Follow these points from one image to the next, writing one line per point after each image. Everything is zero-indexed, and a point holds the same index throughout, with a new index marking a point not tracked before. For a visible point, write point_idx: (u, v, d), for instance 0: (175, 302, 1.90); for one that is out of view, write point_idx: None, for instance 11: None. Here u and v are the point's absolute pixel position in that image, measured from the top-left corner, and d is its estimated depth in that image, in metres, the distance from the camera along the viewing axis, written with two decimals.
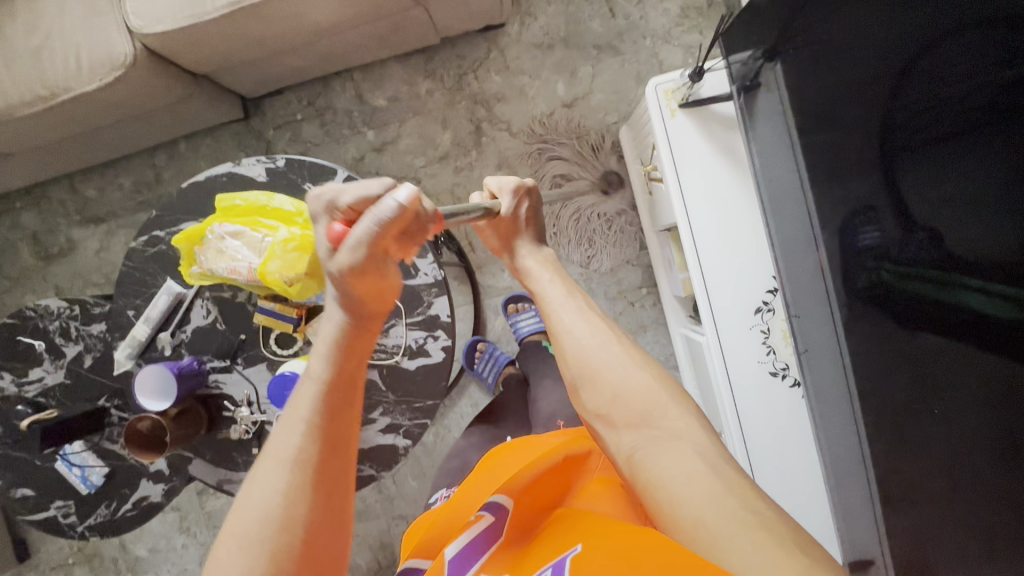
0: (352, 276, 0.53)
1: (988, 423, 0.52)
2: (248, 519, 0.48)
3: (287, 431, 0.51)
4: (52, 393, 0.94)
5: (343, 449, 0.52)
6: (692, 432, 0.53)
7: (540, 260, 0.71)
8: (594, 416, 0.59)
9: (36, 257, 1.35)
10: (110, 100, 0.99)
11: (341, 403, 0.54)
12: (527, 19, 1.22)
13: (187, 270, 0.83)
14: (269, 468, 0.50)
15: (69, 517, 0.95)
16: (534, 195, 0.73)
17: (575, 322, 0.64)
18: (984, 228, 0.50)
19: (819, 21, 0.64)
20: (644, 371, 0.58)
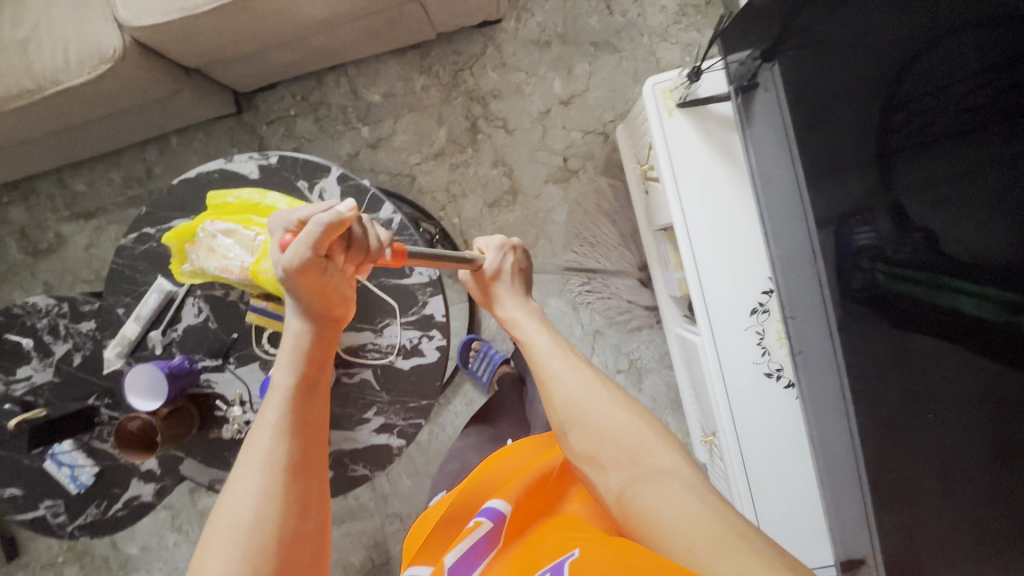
0: (297, 280, 0.59)
1: (980, 422, 0.55)
2: (225, 524, 0.51)
3: (256, 438, 0.56)
4: (41, 391, 0.93)
5: (310, 450, 0.57)
6: (679, 469, 0.54)
7: (526, 311, 0.74)
8: (581, 459, 0.58)
9: (24, 253, 1.33)
10: (99, 94, 0.97)
11: (305, 406, 0.59)
12: (524, 15, 1.20)
13: (178, 268, 0.83)
14: (243, 474, 0.54)
15: (59, 517, 0.94)
16: (520, 252, 0.79)
17: (563, 369, 0.65)
18: (985, 230, 0.52)
19: (819, 22, 0.64)
20: (629, 412, 0.60)
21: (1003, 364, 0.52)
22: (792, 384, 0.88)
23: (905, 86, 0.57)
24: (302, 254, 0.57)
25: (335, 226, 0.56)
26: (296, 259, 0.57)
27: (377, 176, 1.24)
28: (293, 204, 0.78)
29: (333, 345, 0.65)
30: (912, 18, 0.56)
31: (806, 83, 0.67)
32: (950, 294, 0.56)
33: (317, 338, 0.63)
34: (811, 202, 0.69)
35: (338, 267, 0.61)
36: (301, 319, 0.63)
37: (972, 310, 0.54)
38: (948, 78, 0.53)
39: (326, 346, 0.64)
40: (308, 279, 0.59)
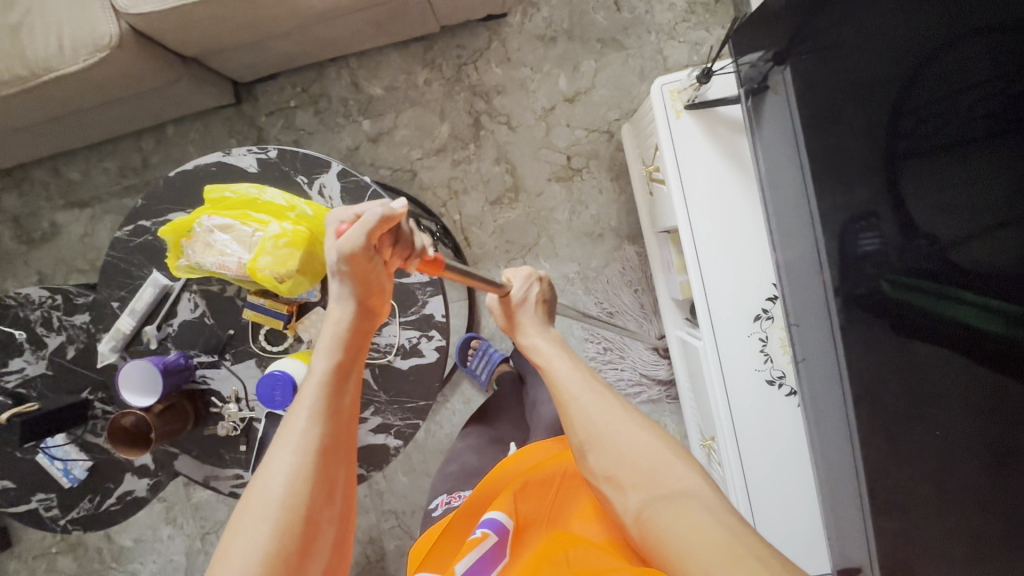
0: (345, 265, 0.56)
1: (981, 431, 0.55)
2: (256, 502, 0.48)
3: (291, 418, 0.53)
4: (33, 384, 0.92)
5: (343, 436, 0.54)
6: (701, 491, 0.52)
7: (548, 338, 0.71)
8: (600, 479, 0.56)
9: (18, 241, 1.31)
10: (94, 81, 0.95)
11: (340, 393, 0.56)
12: (530, 9, 1.18)
13: (173, 263, 0.81)
14: (276, 454, 0.51)
15: (51, 510, 0.93)
16: (545, 282, 0.76)
17: (583, 393, 0.62)
18: (990, 241, 0.52)
19: (831, 26, 0.62)
20: (649, 432, 0.58)
21: (998, 373, 0.53)
22: (794, 393, 0.87)
23: (917, 91, 0.56)
24: (355, 241, 0.54)
25: (388, 219, 0.55)
26: (349, 245, 0.54)
27: (377, 171, 1.23)
28: (292, 200, 0.77)
29: (369, 336, 0.62)
30: (923, 21, 0.54)
31: (816, 88, 0.65)
32: (951, 304, 0.56)
33: (356, 327, 0.60)
34: (817, 208, 0.68)
35: (384, 261, 0.59)
36: (345, 305, 0.60)
37: (970, 320, 0.54)
38: (962, 84, 0.52)
39: (363, 338, 0.61)
40: (355, 267, 0.57)
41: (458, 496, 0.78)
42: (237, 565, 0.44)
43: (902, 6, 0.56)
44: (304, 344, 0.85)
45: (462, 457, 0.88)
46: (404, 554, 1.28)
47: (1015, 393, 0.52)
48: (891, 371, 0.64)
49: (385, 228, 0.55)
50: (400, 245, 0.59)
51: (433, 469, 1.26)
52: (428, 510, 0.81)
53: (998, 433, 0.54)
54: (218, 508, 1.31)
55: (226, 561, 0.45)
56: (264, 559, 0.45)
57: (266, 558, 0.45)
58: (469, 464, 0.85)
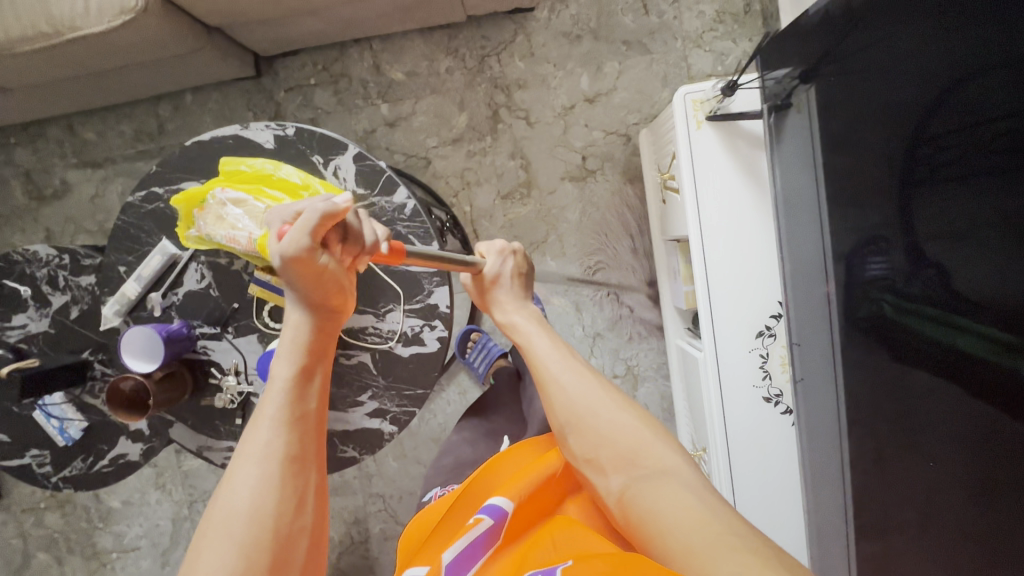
0: (288, 267, 0.56)
1: (969, 462, 0.56)
2: (222, 515, 0.50)
3: (256, 431, 0.56)
4: (36, 341, 0.92)
5: (307, 441, 0.57)
6: (678, 469, 0.54)
7: (526, 316, 0.73)
8: (580, 462, 0.58)
9: (28, 197, 1.31)
10: (117, 43, 0.94)
11: (304, 399, 0.59)
12: (558, 5, 1.17)
13: (184, 233, 0.81)
14: (242, 466, 0.54)
15: (44, 467, 0.94)
16: (520, 255, 0.78)
17: (563, 372, 0.64)
18: (988, 274, 0.52)
19: (860, 50, 0.62)
20: (628, 413, 0.60)
21: (998, 411, 0.53)
22: (789, 411, 0.87)
23: (934, 120, 0.56)
24: (294, 240, 0.55)
25: (330, 216, 0.55)
26: (295, 246, 0.55)
27: (392, 156, 1.23)
28: (308, 179, 0.77)
29: (332, 335, 0.65)
30: (953, 44, 0.53)
31: (840, 107, 0.66)
32: (947, 329, 0.56)
33: (317, 333, 0.63)
34: (829, 228, 0.70)
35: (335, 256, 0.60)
36: (302, 312, 0.62)
37: (967, 347, 0.55)
38: (976, 119, 0.52)
39: (327, 338, 0.64)
40: (302, 268, 0.57)
41: (451, 488, 0.79)
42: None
43: (926, 30, 0.55)
44: None
45: (456, 449, 0.88)
46: (388, 538, 1.29)
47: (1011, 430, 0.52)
48: (891, 399, 0.65)
49: (328, 225, 0.56)
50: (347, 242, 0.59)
51: (423, 457, 1.27)
52: (420, 501, 0.82)
53: (993, 466, 0.54)
54: (208, 477, 1.32)
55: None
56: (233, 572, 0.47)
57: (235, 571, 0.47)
58: (463, 458, 0.86)
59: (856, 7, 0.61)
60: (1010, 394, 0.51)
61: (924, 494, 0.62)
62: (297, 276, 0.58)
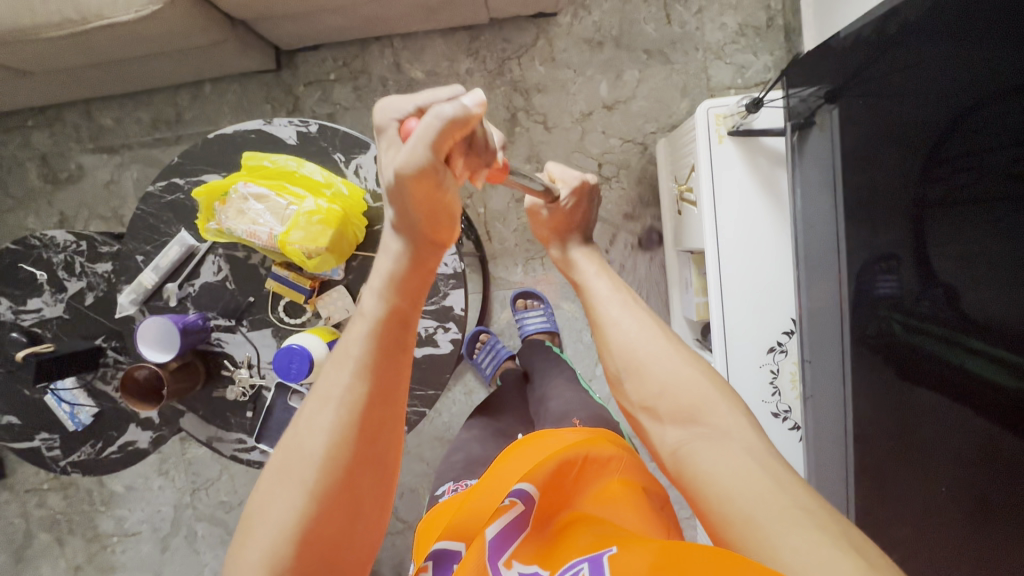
0: (407, 185, 0.46)
1: (969, 483, 0.57)
2: (296, 455, 0.47)
3: (337, 370, 0.50)
4: (49, 325, 0.93)
5: (390, 391, 0.50)
6: (741, 431, 0.52)
7: (587, 256, 0.72)
8: (637, 408, 0.59)
9: (43, 179, 1.31)
10: (142, 33, 0.95)
11: (393, 344, 0.52)
12: (581, 11, 1.18)
13: (204, 225, 0.82)
14: (318, 407, 0.49)
15: (53, 451, 0.95)
16: (590, 185, 0.73)
17: (622, 316, 0.63)
18: (992, 297, 0.53)
19: (888, 72, 0.62)
20: (692, 367, 0.57)
21: (1000, 425, 0.53)
22: (797, 427, 0.88)
23: (951, 143, 0.56)
24: (419, 154, 0.44)
25: (458, 124, 0.43)
26: (413, 159, 0.44)
27: None
28: (330, 177, 0.78)
29: (431, 272, 0.55)
30: (980, 62, 0.52)
31: (864, 128, 0.66)
32: (957, 349, 0.57)
33: (413, 266, 0.54)
34: (844, 247, 0.71)
35: (456, 173, 0.49)
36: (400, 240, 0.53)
37: (977, 368, 0.55)
38: (988, 144, 0.52)
39: (423, 275, 0.55)
40: (420, 187, 0.46)
41: (465, 484, 0.77)
42: (276, 521, 0.45)
43: (947, 51, 0.55)
44: (322, 320, 0.85)
45: (466, 447, 0.88)
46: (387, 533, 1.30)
47: (1009, 445, 0.52)
48: (894, 417, 0.66)
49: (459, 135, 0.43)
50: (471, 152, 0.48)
51: (426, 454, 1.28)
52: (431, 497, 0.82)
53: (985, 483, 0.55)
54: (211, 466, 1.33)
55: (267, 513, 0.46)
56: (302, 519, 0.45)
57: (305, 518, 0.45)
58: (474, 454, 0.86)
59: (890, 31, 0.61)
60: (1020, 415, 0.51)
61: (924, 515, 0.62)
62: (411, 196, 0.47)
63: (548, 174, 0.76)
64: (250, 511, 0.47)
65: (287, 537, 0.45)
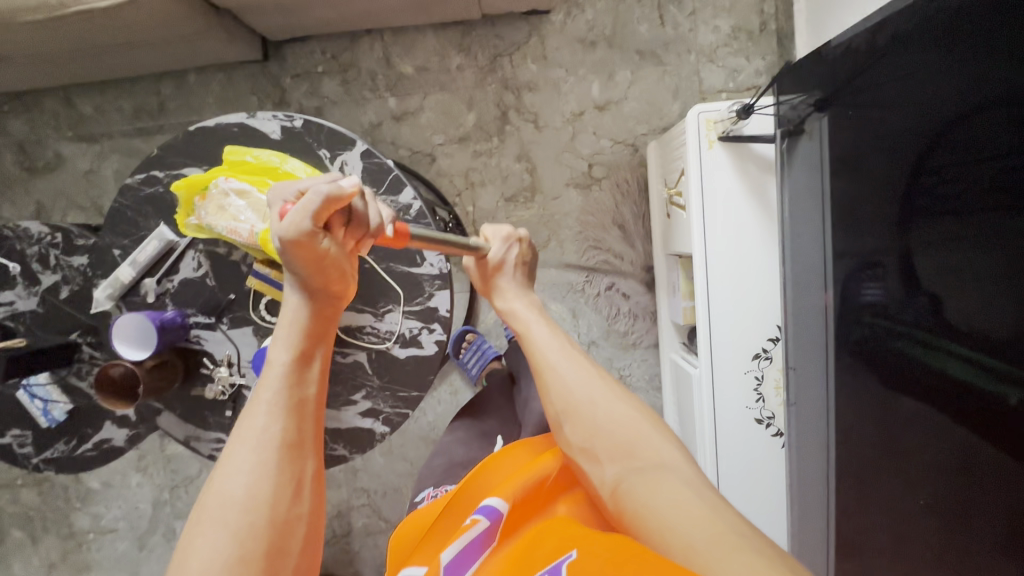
0: (291, 250, 0.58)
1: (945, 489, 0.57)
2: (217, 500, 0.53)
3: (253, 415, 0.58)
4: (22, 319, 0.90)
5: (303, 427, 0.59)
6: (675, 465, 0.55)
7: (526, 304, 0.75)
8: (575, 451, 0.60)
9: (19, 167, 1.27)
10: (123, 20, 0.92)
11: (302, 385, 0.61)
12: (574, 10, 1.16)
13: (183, 220, 0.80)
14: (238, 451, 0.56)
15: (25, 447, 0.92)
16: (525, 244, 0.79)
17: (562, 363, 0.67)
18: (973, 302, 0.52)
19: (879, 82, 0.62)
20: (627, 406, 0.62)
21: (979, 437, 0.52)
22: (780, 433, 0.89)
23: (938, 153, 0.55)
24: (300, 225, 0.57)
25: (331, 202, 0.56)
26: (294, 228, 0.57)
27: (397, 151, 1.21)
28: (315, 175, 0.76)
29: (330, 319, 0.66)
30: (964, 73, 0.51)
31: (853, 137, 0.67)
32: (942, 357, 0.56)
33: (315, 314, 0.65)
34: (831, 252, 0.71)
35: (334, 241, 0.61)
36: (302, 296, 0.64)
37: (961, 375, 0.54)
38: (978, 154, 0.51)
39: (325, 322, 0.66)
40: (303, 251, 0.59)
41: (444, 490, 0.80)
42: (202, 565, 0.49)
43: (937, 59, 0.54)
44: None
45: (449, 451, 0.89)
46: (370, 533, 1.29)
47: (986, 455, 0.52)
48: (875, 423, 0.66)
49: (332, 209, 0.57)
50: (351, 225, 0.61)
51: (411, 454, 1.27)
52: (412, 500, 0.83)
53: (968, 493, 0.54)
54: (191, 463, 1.31)
55: (190, 562, 0.49)
56: (229, 560, 0.49)
57: (231, 561, 0.49)
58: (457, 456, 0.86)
59: (880, 42, 0.61)
60: (1009, 428, 0.49)
61: (902, 519, 0.63)
62: (298, 260, 0.60)
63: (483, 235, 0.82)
64: (177, 560, 0.50)
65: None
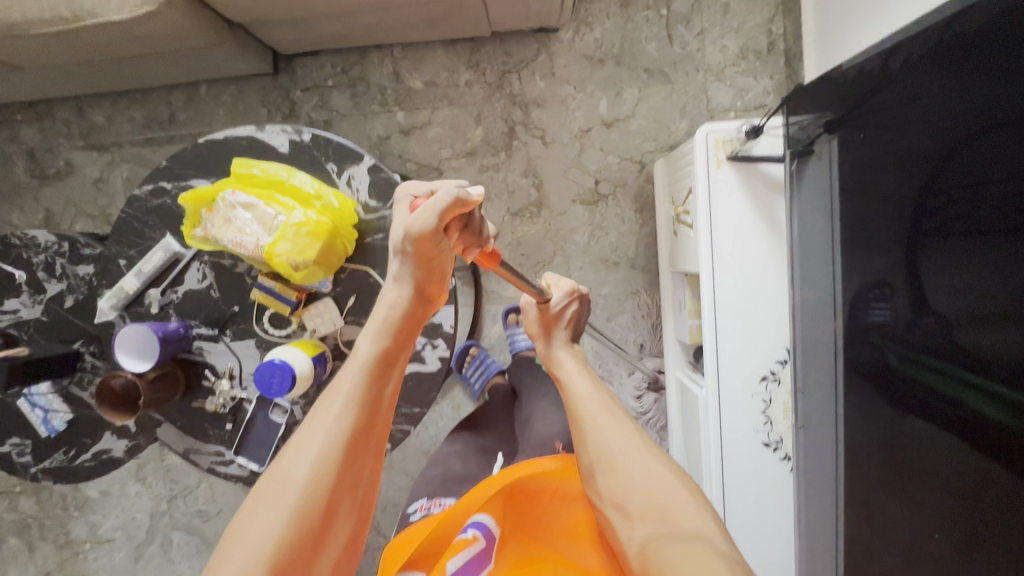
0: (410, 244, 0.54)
1: (958, 517, 0.55)
2: (279, 476, 0.49)
3: (328, 400, 0.53)
4: (27, 327, 0.90)
5: (374, 427, 0.53)
6: (708, 533, 0.50)
7: (573, 357, 0.72)
8: (607, 504, 0.57)
9: (30, 175, 1.29)
10: (137, 33, 0.93)
11: (379, 383, 0.55)
12: (583, 28, 1.17)
13: (189, 231, 0.80)
14: (307, 433, 0.51)
15: (24, 456, 0.92)
16: (584, 301, 0.77)
17: (605, 420, 0.62)
18: (985, 326, 0.51)
19: (890, 104, 0.61)
20: (666, 467, 0.58)
21: (989, 459, 0.51)
22: (788, 458, 0.87)
23: (947, 172, 0.55)
24: (425, 221, 0.52)
25: (461, 204, 0.52)
26: (421, 221, 0.52)
27: (404, 164, 1.22)
28: (321, 189, 0.77)
29: (420, 322, 0.60)
30: (978, 96, 0.51)
31: (861, 159, 0.66)
32: (954, 381, 0.55)
33: (407, 316, 0.59)
34: (840, 274, 0.70)
35: (452, 245, 0.56)
36: (401, 290, 0.59)
37: (976, 405, 0.53)
38: (988, 176, 0.50)
39: (413, 324, 0.60)
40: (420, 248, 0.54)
41: (439, 504, 0.78)
42: (253, 540, 0.46)
43: (944, 81, 0.54)
44: (308, 333, 0.83)
45: (445, 462, 0.86)
46: (368, 548, 1.27)
47: (1002, 480, 0.50)
48: (883, 444, 0.65)
49: (458, 213, 0.53)
50: (468, 231, 0.55)
51: (411, 469, 1.25)
52: (406, 513, 0.81)
53: (981, 521, 0.52)
54: (190, 474, 1.29)
55: (241, 533, 0.47)
56: (275, 542, 0.46)
57: (279, 542, 0.46)
58: (455, 471, 0.85)
59: (892, 65, 0.60)
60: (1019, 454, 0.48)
61: (911, 548, 0.61)
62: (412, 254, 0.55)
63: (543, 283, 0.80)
64: (231, 526, 0.48)
65: (260, 559, 0.45)
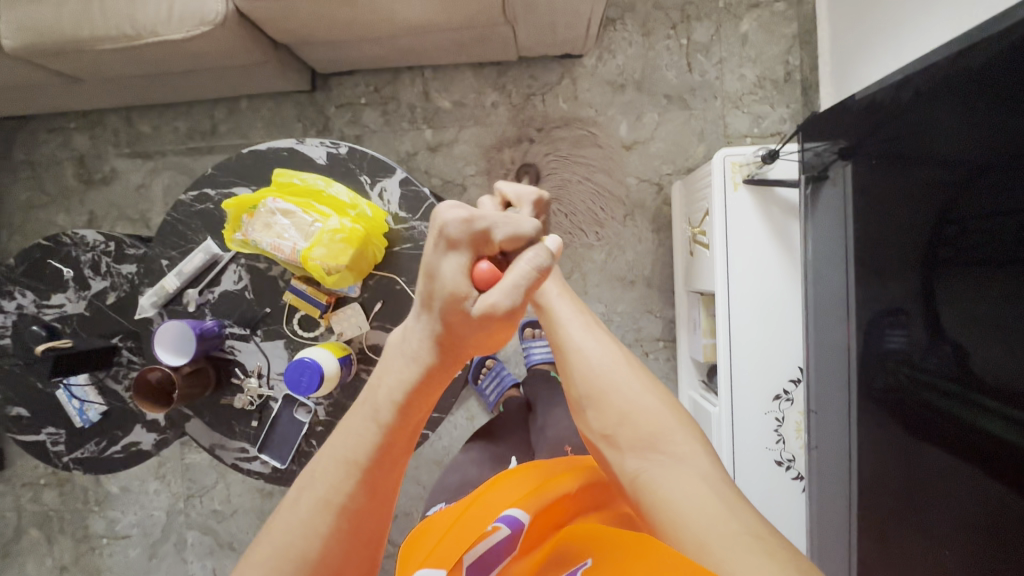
0: (489, 328, 0.45)
1: (970, 545, 0.55)
2: (279, 550, 0.45)
3: (336, 470, 0.48)
4: (69, 321, 0.95)
5: (385, 499, 0.49)
6: (697, 460, 0.54)
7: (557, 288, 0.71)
8: (598, 437, 0.60)
9: (78, 179, 1.36)
10: (191, 50, 1.00)
11: (393, 450, 0.49)
12: (606, 55, 1.22)
13: (229, 235, 0.84)
14: (311, 504, 0.47)
15: (57, 445, 0.96)
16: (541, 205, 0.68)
17: (586, 340, 0.65)
18: (996, 355, 0.52)
19: (904, 135, 0.63)
20: (655, 397, 0.60)
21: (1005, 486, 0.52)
22: (800, 477, 0.88)
23: (961, 203, 0.56)
24: (514, 306, 0.43)
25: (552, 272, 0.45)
26: (513, 310, 0.43)
27: (430, 179, 1.27)
28: (356, 200, 0.81)
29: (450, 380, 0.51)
30: (985, 130, 0.53)
31: (875, 187, 0.68)
32: (967, 407, 0.56)
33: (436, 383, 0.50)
34: (856, 292, 0.72)
35: None
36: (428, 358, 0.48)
37: (990, 427, 0.53)
38: (1002, 206, 0.52)
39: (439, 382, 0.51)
40: (499, 330, 0.46)
41: None
42: None
43: (961, 115, 0.56)
44: (335, 336, 0.87)
45: (462, 469, 0.88)
46: None
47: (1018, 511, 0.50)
48: (899, 470, 0.65)
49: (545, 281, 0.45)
50: None
51: (423, 477, 1.27)
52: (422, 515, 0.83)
53: (994, 555, 0.53)
54: (208, 473, 1.32)
55: None
56: None
57: None
58: (470, 476, 0.86)
59: (905, 97, 0.63)
60: None
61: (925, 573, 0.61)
62: (482, 335, 0.46)
63: (500, 196, 0.71)
64: None
65: None
